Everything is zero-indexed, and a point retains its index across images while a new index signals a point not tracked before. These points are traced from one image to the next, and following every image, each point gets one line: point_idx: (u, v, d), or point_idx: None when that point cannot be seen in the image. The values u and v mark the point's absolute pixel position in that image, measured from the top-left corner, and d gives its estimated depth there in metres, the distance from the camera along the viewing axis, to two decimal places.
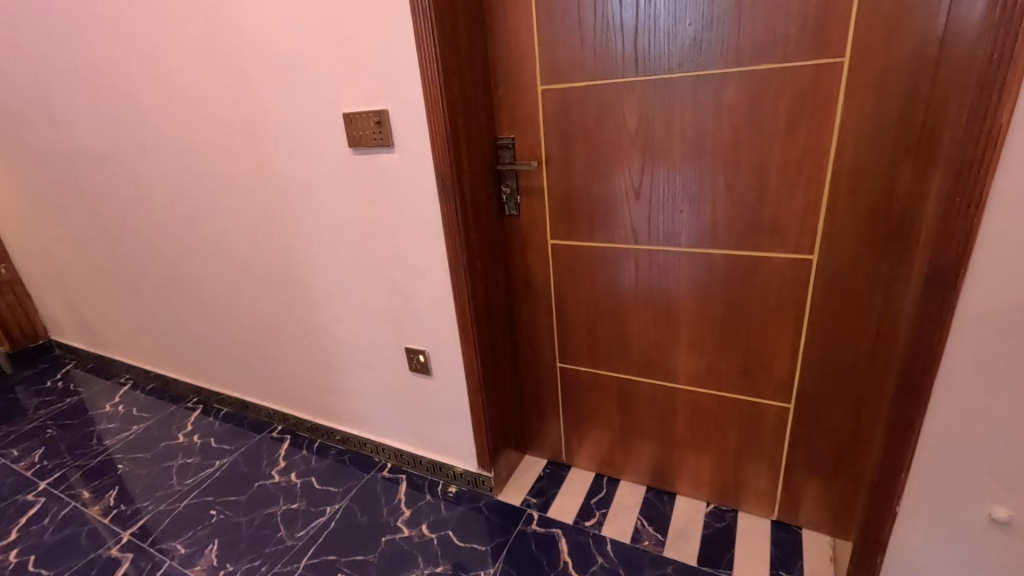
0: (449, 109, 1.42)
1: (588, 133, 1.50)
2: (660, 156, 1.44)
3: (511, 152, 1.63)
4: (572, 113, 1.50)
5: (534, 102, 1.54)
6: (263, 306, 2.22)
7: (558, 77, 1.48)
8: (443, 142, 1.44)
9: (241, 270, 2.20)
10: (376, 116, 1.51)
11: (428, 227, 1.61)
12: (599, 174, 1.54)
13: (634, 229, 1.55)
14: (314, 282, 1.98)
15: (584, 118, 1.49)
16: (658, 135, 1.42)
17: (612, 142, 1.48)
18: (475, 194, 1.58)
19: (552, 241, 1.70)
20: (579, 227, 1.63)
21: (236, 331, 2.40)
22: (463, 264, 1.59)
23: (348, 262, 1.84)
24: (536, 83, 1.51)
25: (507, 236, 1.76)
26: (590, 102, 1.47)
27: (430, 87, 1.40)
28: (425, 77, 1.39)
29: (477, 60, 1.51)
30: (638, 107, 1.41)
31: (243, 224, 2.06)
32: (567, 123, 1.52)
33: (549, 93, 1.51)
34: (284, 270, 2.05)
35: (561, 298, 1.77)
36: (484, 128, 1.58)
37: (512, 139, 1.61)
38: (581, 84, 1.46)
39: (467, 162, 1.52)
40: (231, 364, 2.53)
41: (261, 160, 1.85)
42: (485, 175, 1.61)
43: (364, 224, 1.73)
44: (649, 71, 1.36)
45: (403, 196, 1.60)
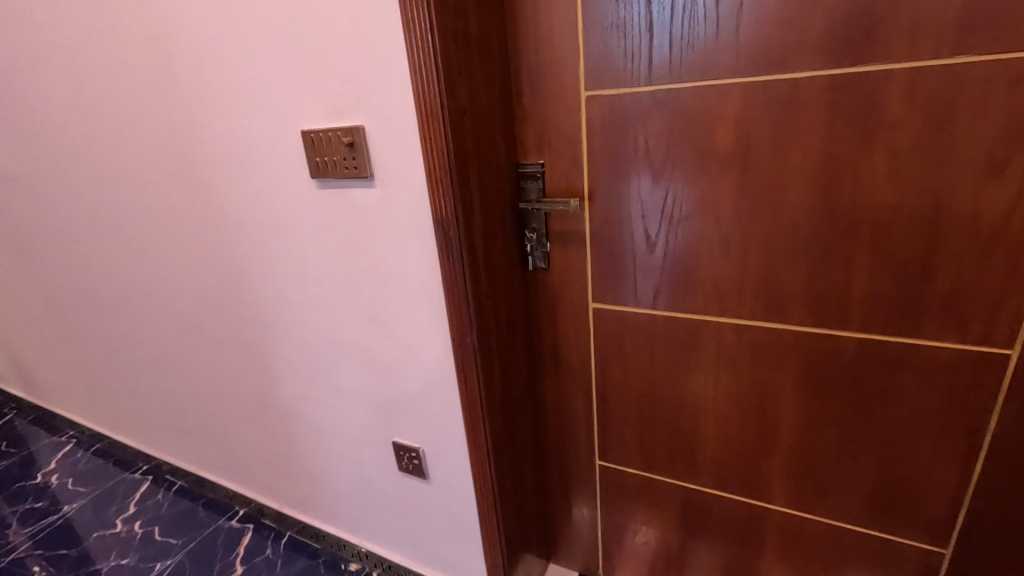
0: (454, 127, 0.95)
1: (653, 159, 1.04)
2: (763, 195, 0.97)
3: (540, 184, 1.15)
4: (631, 131, 1.04)
5: (574, 116, 1.07)
6: (214, 370, 1.75)
7: (610, 78, 1.02)
8: (444, 175, 0.97)
9: (185, 325, 1.72)
10: (348, 135, 1.03)
11: (424, 291, 1.14)
12: (666, 219, 1.08)
13: (716, 296, 1.09)
14: (275, 348, 1.50)
15: (648, 139, 1.03)
16: (763, 165, 0.95)
17: (690, 174, 1.02)
18: (490, 246, 1.11)
19: (593, 304, 1.23)
20: (635, 288, 1.17)
21: (185, 396, 1.92)
22: (473, 344, 1.11)
23: (318, 327, 1.37)
24: (578, 87, 1.05)
25: (530, 295, 1.29)
26: (659, 114, 1.00)
27: (425, 93, 0.93)
28: (415, 79, 0.93)
29: (493, 54, 1.04)
30: (733, 123, 0.95)
31: (184, 270, 1.58)
32: (620, 145, 1.06)
33: (597, 103, 1.05)
34: (236, 330, 1.58)
35: (604, 378, 1.30)
36: (503, 151, 1.11)
37: (542, 166, 1.14)
38: (645, 89, 1.00)
39: (480, 202, 1.05)
40: (183, 432, 2.06)
41: (201, 191, 1.38)
42: (504, 217, 1.14)
43: (337, 281, 1.26)
44: (755, 68, 0.90)
45: (388, 247, 1.13)
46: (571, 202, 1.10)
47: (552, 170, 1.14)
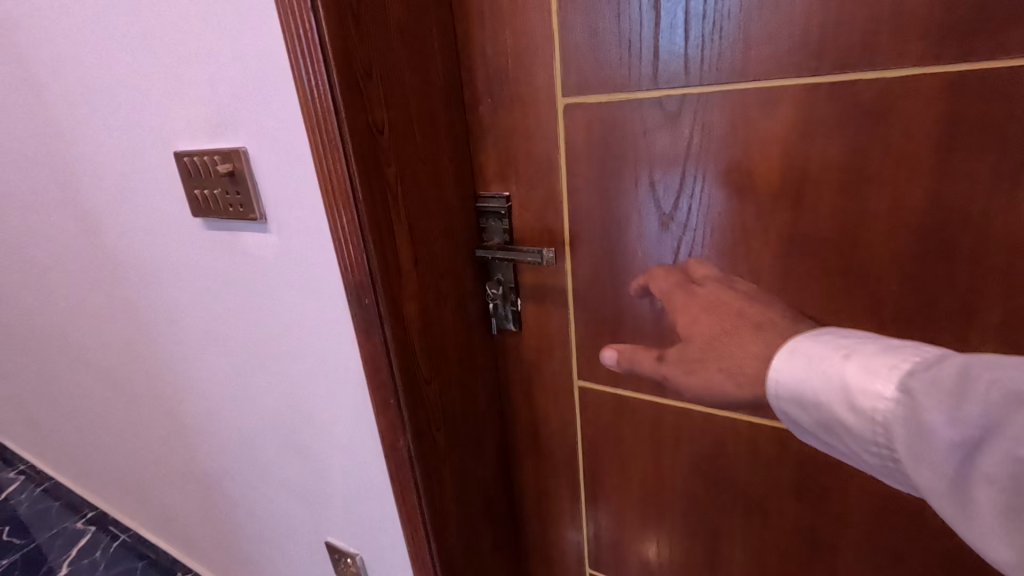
0: (363, 154, 0.64)
1: (662, 198, 0.72)
2: (827, 256, 0.64)
3: (506, 224, 0.84)
4: (629, 156, 0.72)
5: (549, 132, 0.76)
6: (129, 429, 1.46)
7: (598, 80, 0.70)
8: (351, 225, 0.66)
9: (92, 376, 1.43)
10: (224, 162, 0.73)
11: (346, 370, 0.84)
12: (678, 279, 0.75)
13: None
14: (189, 417, 1.21)
15: (654, 169, 0.71)
16: (829, 214, 0.62)
17: (715, 221, 0.70)
18: (433, 314, 0.80)
19: (579, 381, 0.92)
20: (634, 366, 0.85)
21: (108, 451, 1.64)
22: (409, 449, 0.81)
23: (230, 397, 1.07)
24: (555, 93, 0.73)
25: (497, 365, 0.98)
26: (671, 134, 0.68)
27: (316, 106, 0.62)
28: (300, 86, 0.62)
29: (432, 46, 0.73)
30: (783, 149, 0.62)
31: (81, 315, 1.29)
32: (614, 176, 0.74)
33: (581, 116, 0.73)
34: (143, 389, 1.28)
35: (594, 473, 0.99)
36: (451, 181, 0.79)
37: (509, 199, 0.83)
38: (650, 97, 0.68)
39: (412, 256, 0.74)
40: (115, 487, 1.79)
41: (79, 223, 1.08)
42: (456, 271, 0.83)
43: (242, 345, 0.96)
44: (823, 65, 0.58)
45: (296, 310, 0.83)
46: (545, 253, 0.79)
47: (522, 205, 0.83)
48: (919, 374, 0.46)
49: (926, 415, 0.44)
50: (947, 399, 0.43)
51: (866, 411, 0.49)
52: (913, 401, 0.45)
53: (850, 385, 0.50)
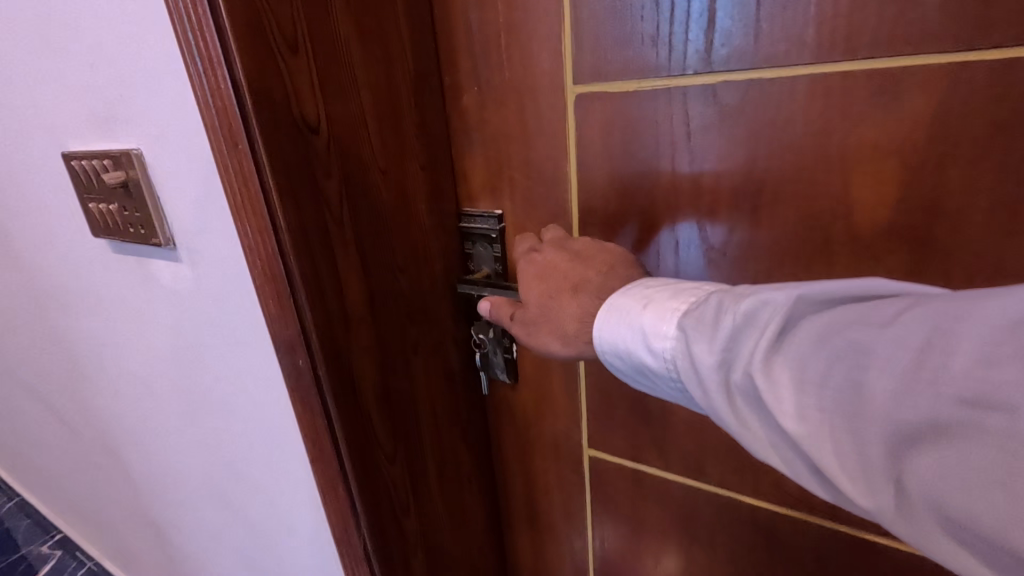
0: (287, 166, 0.45)
1: (710, 228, 0.52)
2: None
3: (498, 251, 0.65)
4: (665, 168, 0.52)
5: (554, 133, 0.56)
6: (75, 463, 1.28)
7: (626, 61, 0.50)
8: (274, 265, 0.47)
9: (30, 404, 1.25)
10: (116, 168, 0.55)
11: (292, 433, 0.65)
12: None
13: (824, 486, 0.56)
14: (132, 462, 1.04)
15: (701, 188, 0.51)
16: (973, 263, 0.42)
17: (788, 264, 0.49)
18: (398, 373, 0.60)
19: (589, 450, 0.72)
20: (661, 439, 0.65)
21: (58, 480, 1.47)
22: (367, 548, 0.61)
23: (168, 446, 0.89)
24: (564, 79, 0.53)
25: (487, 421, 0.79)
26: (729, 139, 0.48)
27: (213, 97, 0.42)
28: (192, 67, 0.43)
29: (394, 15, 0.53)
30: (905, 165, 0.42)
31: (8, 339, 1.11)
32: (643, 194, 0.54)
33: (598, 112, 0.53)
34: (82, 424, 1.11)
35: (605, 558, 0.79)
36: (424, 197, 0.60)
37: (501, 220, 0.63)
38: (702, 85, 0.47)
39: (369, 301, 0.55)
40: (72, 517, 1.62)
41: None
42: (430, 313, 0.64)
43: (172, 390, 0.78)
44: (987, 34, 0.37)
45: (225, 358, 0.65)
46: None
47: (518, 228, 0.63)
48: (690, 310, 0.41)
49: (695, 352, 0.39)
50: (709, 331, 0.39)
51: (653, 356, 0.44)
52: (685, 337, 0.40)
53: (642, 330, 0.44)
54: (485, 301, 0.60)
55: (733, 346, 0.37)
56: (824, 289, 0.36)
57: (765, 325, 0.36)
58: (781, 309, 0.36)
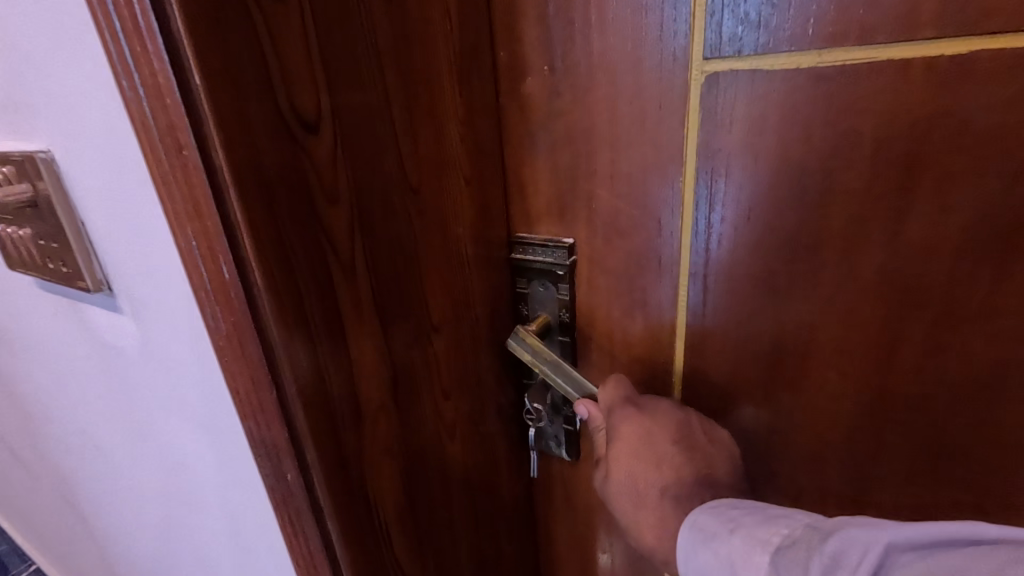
0: (267, 191, 0.27)
1: (922, 281, 0.33)
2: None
3: (565, 294, 0.46)
4: (850, 187, 0.34)
5: (664, 129, 0.38)
6: (33, 506, 1.11)
7: (804, 19, 0.31)
8: (248, 346, 0.29)
9: None
10: (16, 176, 0.37)
11: (258, 554, 0.46)
12: (931, 442, 0.37)
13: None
14: (94, 531, 0.85)
15: (913, 219, 0.32)
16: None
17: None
18: (429, 471, 0.43)
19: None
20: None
21: (20, 519, 1.30)
22: None
23: (120, 518, 0.71)
24: (692, 52, 0.35)
25: (535, 505, 0.60)
26: (982, 147, 0.30)
27: (140, 71, 0.24)
28: (104, 24, 0.25)
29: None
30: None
31: None
32: (807, 225, 0.36)
33: (744, 102, 0.35)
34: (33, 471, 0.93)
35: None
36: (467, 226, 0.42)
37: (573, 251, 0.45)
38: (943, 59, 0.29)
39: (392, 382, 0.37)
40: (34, 556, 1.44)
41: None
42: (469, 383, 0.46)
43: (117, 460, 0.60)
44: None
45: (174, 441, 0.46)
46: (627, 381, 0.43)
47: (597, 265, 0.45)
48: (783, 547, 0.32)
49: None
50: (801, 575, 0.30)
51: None
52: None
53: (731, 565, 0.34)
54: (583, 403, 0.44)
55: None
56: (924, 530, 0.28)
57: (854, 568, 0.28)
58: (872, 553, 0.28)
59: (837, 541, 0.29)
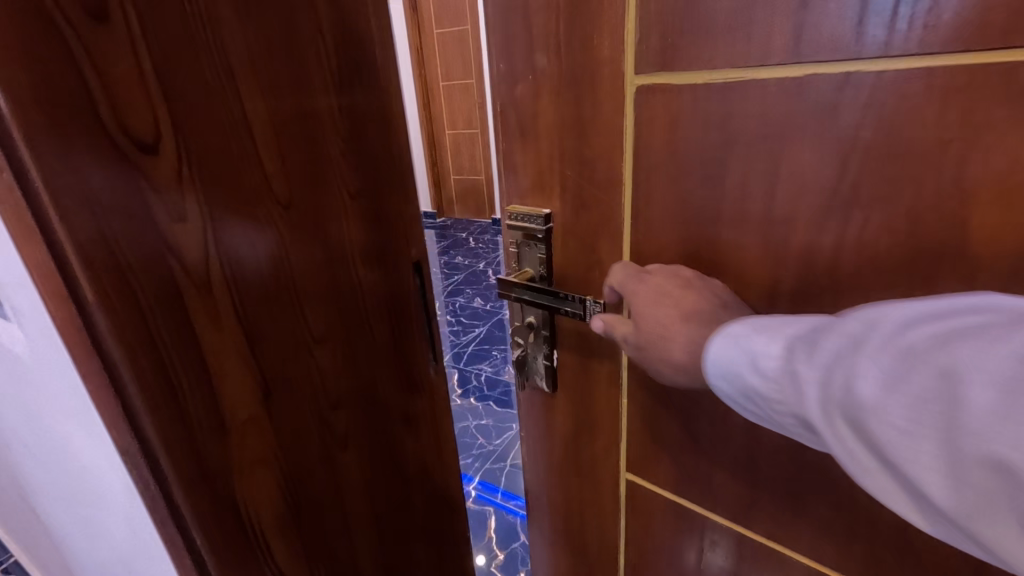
0: (95, 208, 0.27)
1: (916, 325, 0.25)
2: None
3: (541, 258, 0.39)
4: (794, 219, 0.27)
5: (585, 130, 0.33)
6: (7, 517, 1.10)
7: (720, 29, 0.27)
8: (87, 363, 0.29)
9: None
10: None
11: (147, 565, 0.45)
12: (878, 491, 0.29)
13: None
14: (50, 535, 0.85)
15: (854, 236, 0.26)
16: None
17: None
18: (314, 480, 0.43)
19: (630, 473, 0.42)
20: (750, 492, 0.35)
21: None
22: None
23: (60, 528, 0.70)
24: (624, 66, 0.30)
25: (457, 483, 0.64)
26: (969, 184, 0.22)
27: None
28: None
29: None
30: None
31: None
32: (760, 257, 0.29)
33: (671, 116, 0.30)
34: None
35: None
36: (355, 239, 0.43)
37: (549, 220, 0.38)
38: (898, 73, 0.23)
39: (262, 393, 0.38)
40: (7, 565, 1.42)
41: None
42: (364, 390, 0.46)
43: (46, 466, 0.59)
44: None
45: (77, 447, 0.46)
46: (589, 302, 0.36)
47: (572, 242, 0.38)
48: (801, 333, 0.23)
49: (807, 392, 0.21)
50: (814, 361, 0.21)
51: (761, 395, 0.24)
52: (793, 369, 0.22)
53: (743, 361, 0.24)
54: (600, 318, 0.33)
55: (846, 381, 0.20)
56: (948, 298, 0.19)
57: (882, 348, 0.19)
58: (895, 327, 0.19)
59: (860, 318, 0.20)
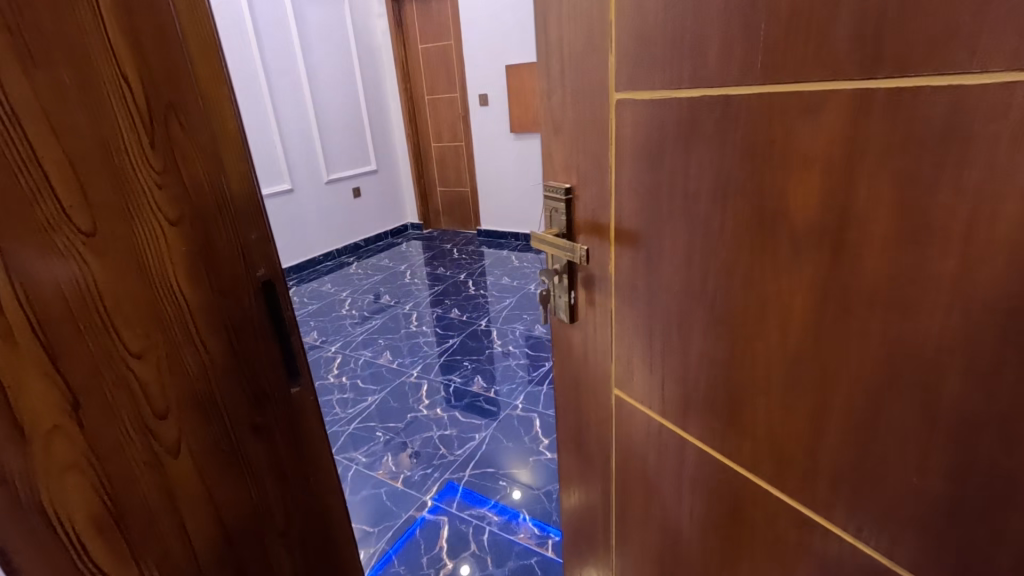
0: None
1: (736, 247, 0.46)
2: (993, 417, 0.32)
3: (564, 217, 0.66)
4: (668, 180, 0.50)
5: (590, 131, 0.58)
6: None
7: (637, 74, 0.50)
8: None
9: None
10: None
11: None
12: (714, 334, 0.50)
13: (830, 495, 0.44)
14: None
15: (689, 187, 0.48)
16: (1007, 350, 0.30)
17: (803, 298, 0.41)
18: (141, 484, 0.47)
19: (617, 390, 0.67)
20: (659, 347, 0.58)
21: None
22: None
23: None
24: (607, 87, 0.54)
25: (335, 480, 0.69)
26: (724, 158, 0.44)
27: None
28: None
29: (102, 44, 0.41)
30: (900, 206, 0.34)
31: None
32: (662, 200, 0.52)
33: (633, 122, 0.52)
34: None
35: (622, 537, 0.76)
36: (177, 262, 0.48)
37: (569, 192, 0.65)
38: (696, 100, 0.45)
39: (70, 407, 0.41)
40: None
41: None
42: (198, 399, 0.50)
43: None
44: (996, 46, 0.28)
45: None
46: (578, 249, 0.62)
47: (585, 205, 0.63)
48: None
49: None
50: None
51: None
52: None
53: None
54: None
55: None
56: None
57: None
58: None
59: None
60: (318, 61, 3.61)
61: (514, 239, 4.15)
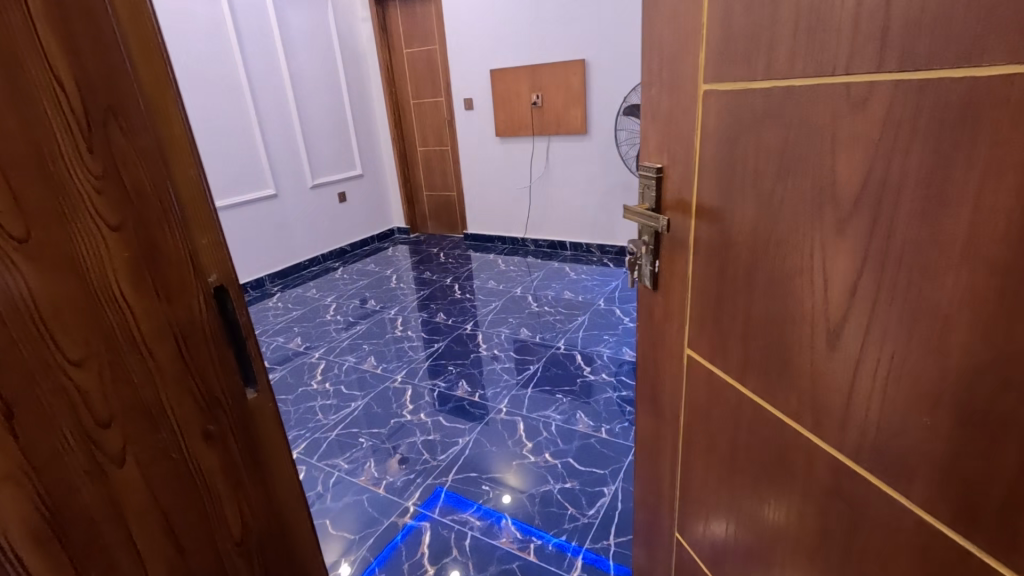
0: None
1: (789, 222, 0.47)
2: (990, 377, 0.34)
3: (653, 193, 0.66)
4: (737, 162, 0.52)
5: (679, 116, 0.60)
6: None
7: (717, 64, 0.52)
8: None
9: None
10: None
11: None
12: (767, 305, 0.52)
13: (860, 454, 0.45)
14: None
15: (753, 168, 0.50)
16: (1004, 316, 0.32)
17: (843, 266, 0.43)
18: (83, 494, 0.46)
19: (689, 349, 0.68)
20: (724, 321, 0.59)
21: None
22: None
23: None
24: (692, 78, 0.56)
25: (295, 483, 0.68)
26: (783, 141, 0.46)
27: None
28: None
29: (35, 47, 0.40)
30: (926, 178, 0.35)
31: None
32: (731, 180, 0.53)
33: (716, 111, 0.53)
34: None
35: (685, 508, 0.77)
36: (120, 267, 0.47)
37: (660, 172, 0.65)
38: (762, 90, 0.47)
39: (3, 417, 0.40)
40: None
41: None
42: (145, 405, 0.50)
43: None
44: (1002, 35, 0.30)
45: None
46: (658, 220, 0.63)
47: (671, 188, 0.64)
48: None
49: None
50: None
51: None
52: None
53: None
54: None
55: None
56: None
57: None
58: None
59: None
60: (302, 66, 3.59)
61: (502, 242, 4.14)
